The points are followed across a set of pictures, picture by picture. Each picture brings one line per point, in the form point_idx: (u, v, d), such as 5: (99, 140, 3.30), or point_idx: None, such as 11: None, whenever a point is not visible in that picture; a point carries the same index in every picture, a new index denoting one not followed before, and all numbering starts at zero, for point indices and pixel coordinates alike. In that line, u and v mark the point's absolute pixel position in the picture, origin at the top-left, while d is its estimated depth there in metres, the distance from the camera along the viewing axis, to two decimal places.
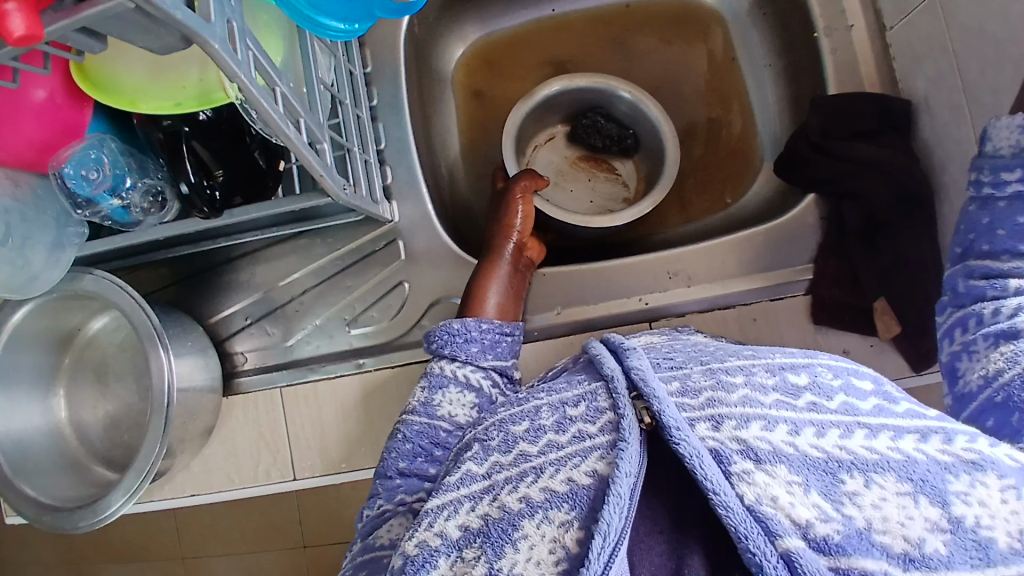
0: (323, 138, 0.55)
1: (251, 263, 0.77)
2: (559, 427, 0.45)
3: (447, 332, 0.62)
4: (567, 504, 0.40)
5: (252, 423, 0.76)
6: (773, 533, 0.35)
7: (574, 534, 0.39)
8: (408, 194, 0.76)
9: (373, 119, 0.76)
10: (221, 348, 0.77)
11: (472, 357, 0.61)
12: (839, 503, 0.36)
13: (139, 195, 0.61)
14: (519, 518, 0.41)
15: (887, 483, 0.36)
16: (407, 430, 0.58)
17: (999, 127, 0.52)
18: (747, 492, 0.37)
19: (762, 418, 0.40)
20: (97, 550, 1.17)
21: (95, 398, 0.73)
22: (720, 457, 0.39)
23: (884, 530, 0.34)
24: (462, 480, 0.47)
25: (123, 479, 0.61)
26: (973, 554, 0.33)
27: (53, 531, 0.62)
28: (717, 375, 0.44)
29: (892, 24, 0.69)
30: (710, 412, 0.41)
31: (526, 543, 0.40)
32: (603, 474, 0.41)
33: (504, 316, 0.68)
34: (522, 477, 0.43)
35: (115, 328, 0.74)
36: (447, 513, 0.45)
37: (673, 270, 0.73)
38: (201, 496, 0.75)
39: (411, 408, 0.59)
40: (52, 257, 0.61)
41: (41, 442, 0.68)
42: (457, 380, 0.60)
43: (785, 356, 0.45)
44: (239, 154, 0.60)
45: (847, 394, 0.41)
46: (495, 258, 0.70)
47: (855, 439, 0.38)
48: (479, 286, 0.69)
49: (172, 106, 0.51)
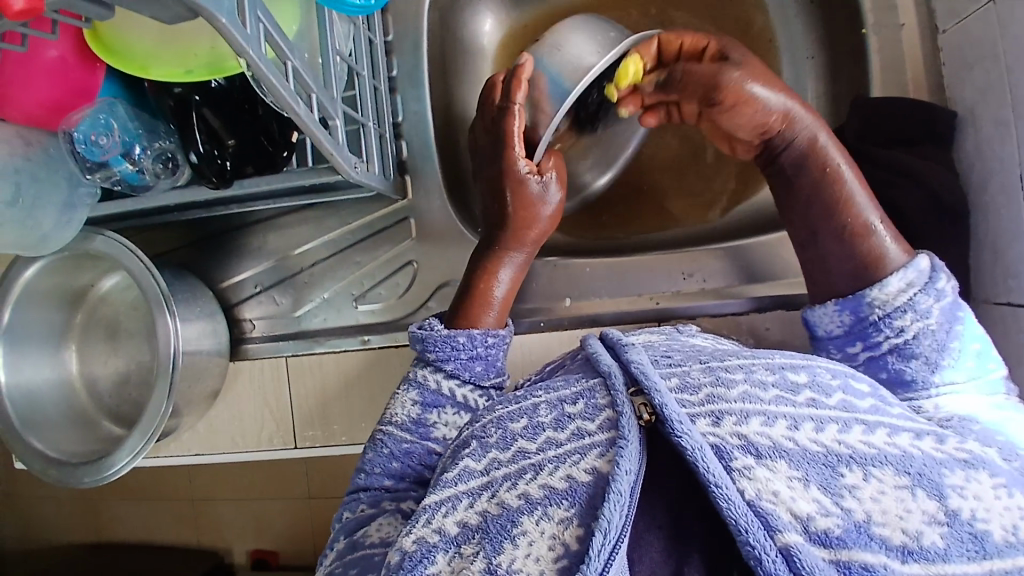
0: (336, 114, 0.54)
1: (264, 231, 0.77)
2: (557, 424, 0.44)
3: (449, 345, 0.59)
4: (566, 501, 0.39)
5: (257, 389, 0.76)
6: (773, 528, 0.34)
7: (573, 531, 0.38)
8: (423, 172, 0.75)
9: (391, 91, 0.74)
10: (230, 313, 0.77)
11: (475, 377, 0.59)
12: (838, 497, 0.35)
13: (151, 160, 0.61)
14: (518, 514, 0.40)
15: (885, 476, 0.36)
16: (390, 443, 0.58)
17: (820, 314, 0.57)
18: (748, 487, 0.36)
19: (762, 413, 0.38)
20: (112, 489, 1.21)
21: (106, 354, 0.75)
22: (721, 452, 0.37)
23: (883, 523, 0.34)
24: (460, 476, 0.45)
25: (127, 439, 0.62)
26: (971, 547, 0.34)
27: (59, 484, 0.64)
28: (716, 372, 0.42)
29: (946, 26, 0.65)
30: (710, 408, 0.39)
31: (525, 540, 0.39)
32: (603, 472, 0.39)
33: (504, 314, 0.65)
34: (521, 475, 0.42)
35: (127, 287, 0.76)
36: (446, 509, 0.44)
37: (688, 270, 0.72)
38: (205, 456, 0.77)
39: (398, 422, 0.58)
40: (64, 217, 0.62)
41: (53, 394, 0.70)
42: (455, 401, 0.59)
43: (784, 356, 0.44)
44: (251, 120, 0.59)
45: (845, 392, 0.40)
46: (499, 259, 0.66)
47: (853, 434, 0.37)
48: (481, 282, 0.65)
49: (182, 74, 0.50)
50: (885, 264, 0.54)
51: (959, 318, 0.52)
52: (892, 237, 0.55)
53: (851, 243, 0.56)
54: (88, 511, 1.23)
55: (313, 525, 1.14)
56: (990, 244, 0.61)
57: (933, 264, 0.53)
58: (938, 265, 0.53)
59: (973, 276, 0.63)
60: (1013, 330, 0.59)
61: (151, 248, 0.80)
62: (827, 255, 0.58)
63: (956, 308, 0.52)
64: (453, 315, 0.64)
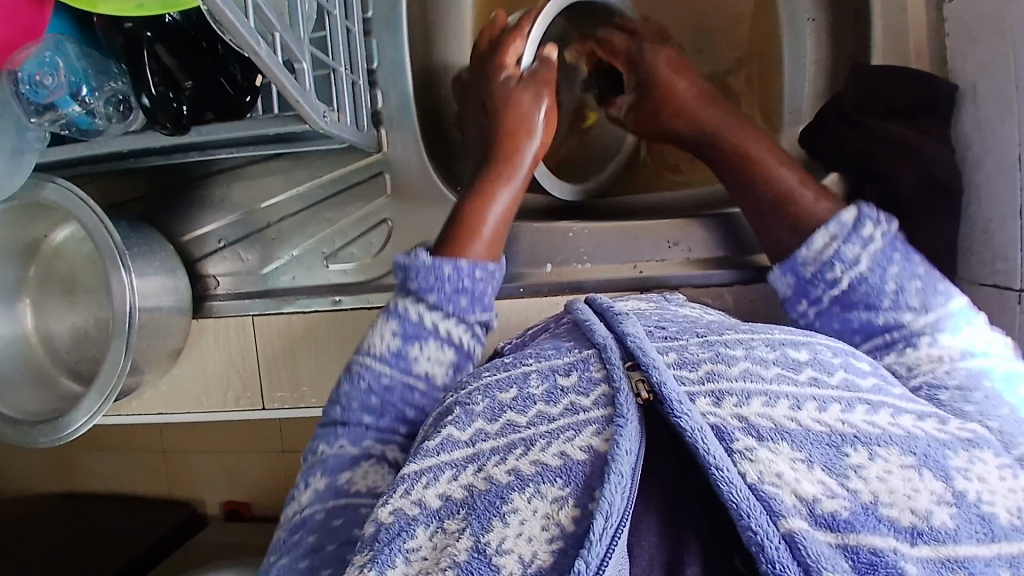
0: (303, 57, 0.49)
1: (228, 181, 0.72)
2: (548, 397, 0.40)
3: (433, 274, 0.55)
4: (560, 478, 0.35)
5: (223, 348, 0.73)
6: (775, 512, 0.31)
7: (568, 512, 0.34)
8: (399, 123, 0.71)
9: (365, 34, 0.69)
10: (193, 269, 0.73)
11: (460, 311, 0.55)
12: (843, 477, 0.32)
13: (102, 103, 0.56)
14: (508, 490, 0.36)
15: (891, 457, 0.33)
16: (369, 376, 0.53)
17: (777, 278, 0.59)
18: (750, 470, 0.33)
19: (764, 393, 0.36)
20: (79, 442, 1.19)
21: (62, 309, 0.71)
22: (721, 433, 0.34)
23: (890, 503, 0.31)
24: (442, 445, 0.40)
25: (84, 399, 0.59)
26: (979, 528, 0.31)
27: (16, 443, 0.62)
28: (715, 348, 0.40)
29: None
30: (710, 387, 0.37)
31: (516, 519, 0.34)
32: (601, 451, 0.36)
33: (498, 245, 0.61)
34: (510, 449, 0.38)
35: (82, 239, 0.71)
36: (426, 480, 0.39)
37: (674, 239, 0.69)
38: (169, 415, 0.75)
39: (378, 354, 0.53)
40: (12, 163, 0.58)
41: (2, 350, 0.67)
42: (437, 335, 0.54)
43: (784, 332, 0.42)
44: (212, 65, 0.54)
45: (847, 371, 0.38)
46: (492, 180, 0.63)
47: (857, 413, 0.35)
48: (472, 206, 0.61)
49: (133, 8, 0.47)
50: (811, 218, 0.58)
51: (892, 259, 0.53)
52: (812, 198, 0.59)
53: (778, 207, 0.60)
54: (54, 464, 1.21)
55: (286, 477, 1.13)
56: (980, 226, 0.59)
57: (862, 214, 0.54)
58: (863, 216, 0.54)
59: (963, 254, 0.61)
60: (996, 314, 0.59)
61: (107, 197, 0.75)
62: (764, 220, 0.61)
63: (889, 249, 0.53)
64: (441, 244, 0.60)
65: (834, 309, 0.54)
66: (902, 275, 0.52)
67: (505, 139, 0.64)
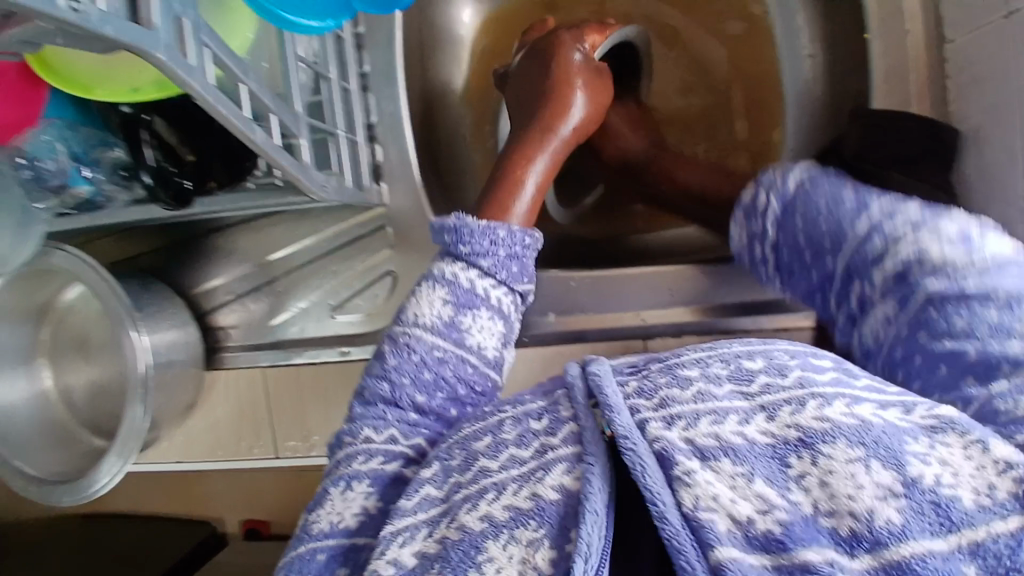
0: (300, 132, 0.50)
1: (237, 234, 0.74)
2: (520, 441, 0.38)
3: (488, 237, 0.50)
4: (534, 521, 0.33)
5: (233, 398, 0.75)
6: (706, 543, 0.30)
7: (545, 554, 0.32)
8: (400, 174, 0.71)
9: (364, 88, 0.70)
10: (203, 321, 0.74)
11: (511, 279, 0.50)
12: (784, 489, 0.31)
13: (106, 172, 0.57)
14: (482, 538, 0.34)
15: (835, 452, 0.31)
16: (419, 349, 0.47)
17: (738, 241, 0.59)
18: (686, 497, 0.31)
19: (713, 411, 0.34)
20: None
21: (78, 365, 0.73)
22: (665, 460, 0.33)
23: (830, 511, 0.30)
24: (419, 505, 0.39)
25: (105, 462, 0.61)
26: (932, 519, 0.29)
27: (36, 502, 0.63)
28: (673, 370, 0.38)
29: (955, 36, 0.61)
30: (663, 411, 0.35)
31: (492, 569, 0.32)
32: (572, 489, 0.34)
33: (536, 215, 0.58)
34: (482, 494, 0.36)
35: (89, 299, 0.72)
36: (401, 540, 0.37)
37: (677, 287, 0.69)
38: (185, 463, 0.77)
39: (430, 325, 0.48)
40: (18, 238, 0.59)
41: (24, 409, 0.69)
42: (488, 303, 0.49)
43: (742, 344, 0.39)
44: (212, 135, 0.55)
45: (803, 370, 0.35)
46: (536, 147, 0.60)
47: (807, 412, 0.33)
48: (515, 170, 0.58)
49: (130, 93, 0.48)
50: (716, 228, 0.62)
51: (819, 193, 0.52)
52: None
53: None
54: None
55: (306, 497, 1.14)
56: None
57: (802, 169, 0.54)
58: (765, 179, 0.55)
59: None
60: None
61: (121, 252, 0.77)
62: None
63: (811, 188, 0.53)
64: (481, 204, 0.57)
65: (819, 254, 0.51)
66: (829, 209, 0.51)
67: (548, 110, 0.61)
